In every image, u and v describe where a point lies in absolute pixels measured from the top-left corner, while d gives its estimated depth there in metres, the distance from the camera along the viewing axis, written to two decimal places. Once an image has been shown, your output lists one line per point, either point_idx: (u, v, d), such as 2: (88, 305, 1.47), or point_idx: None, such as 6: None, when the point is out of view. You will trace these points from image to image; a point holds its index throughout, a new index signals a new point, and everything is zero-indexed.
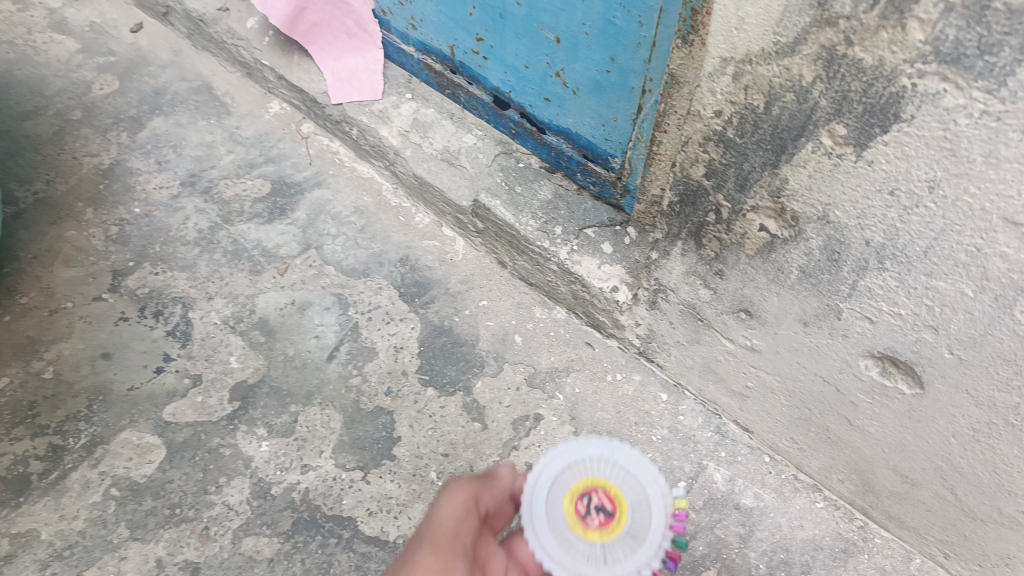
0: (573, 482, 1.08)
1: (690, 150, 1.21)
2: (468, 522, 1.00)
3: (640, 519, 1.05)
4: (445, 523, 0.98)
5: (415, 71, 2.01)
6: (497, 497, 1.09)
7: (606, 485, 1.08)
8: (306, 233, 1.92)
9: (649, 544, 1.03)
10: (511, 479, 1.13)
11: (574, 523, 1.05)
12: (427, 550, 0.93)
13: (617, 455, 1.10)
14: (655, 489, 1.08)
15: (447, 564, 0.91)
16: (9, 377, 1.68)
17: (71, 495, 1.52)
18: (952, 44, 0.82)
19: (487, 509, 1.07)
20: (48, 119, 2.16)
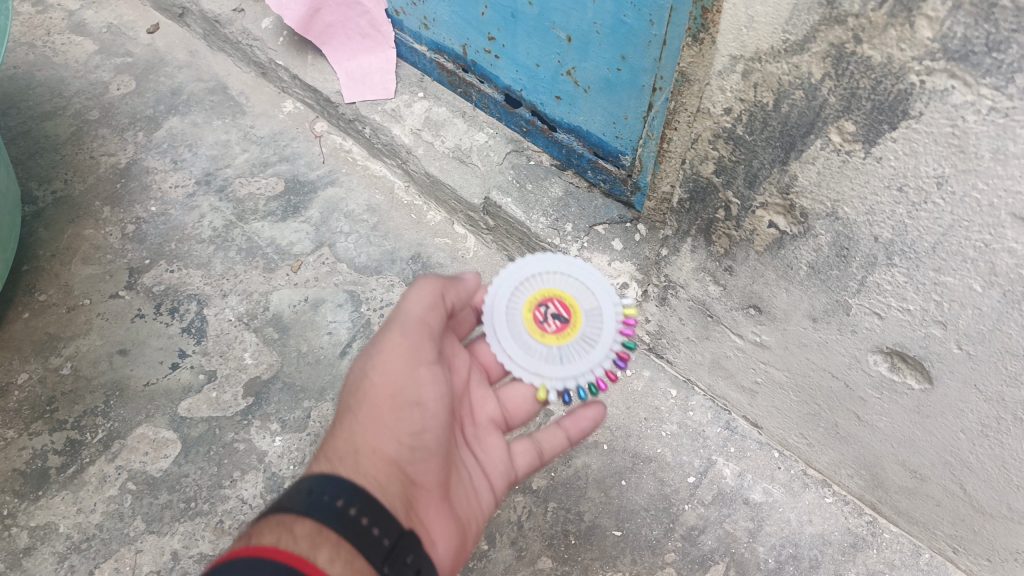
0: (532, 294, 1.32)
1: (700, 147, 1.22)
2: (436, 314, 1.17)
3: (591, 327, 1.31)
4: (415, 315, 1.15)
5: (427, 70, 2.03)
6: (461, 295, 1.24)
7: (561, 296, 1.32)
8: (319, 231, 1.95)
9: (598, 346, 1.29)
10: (473, 288, 1.27)
11: (535, 327, 1.29)
12: (397, 333, 1.13)
13: (570, 275, 1.35)
14: (603, 301, 1.33)
15: (417, 349, 1.13)
16: (28, 372, 1.71)
17: (89, 489, 1.55)
18: (960, 41, 0.83)
19: (454, 307, 1.23)
20: (66, 119, 2.19)
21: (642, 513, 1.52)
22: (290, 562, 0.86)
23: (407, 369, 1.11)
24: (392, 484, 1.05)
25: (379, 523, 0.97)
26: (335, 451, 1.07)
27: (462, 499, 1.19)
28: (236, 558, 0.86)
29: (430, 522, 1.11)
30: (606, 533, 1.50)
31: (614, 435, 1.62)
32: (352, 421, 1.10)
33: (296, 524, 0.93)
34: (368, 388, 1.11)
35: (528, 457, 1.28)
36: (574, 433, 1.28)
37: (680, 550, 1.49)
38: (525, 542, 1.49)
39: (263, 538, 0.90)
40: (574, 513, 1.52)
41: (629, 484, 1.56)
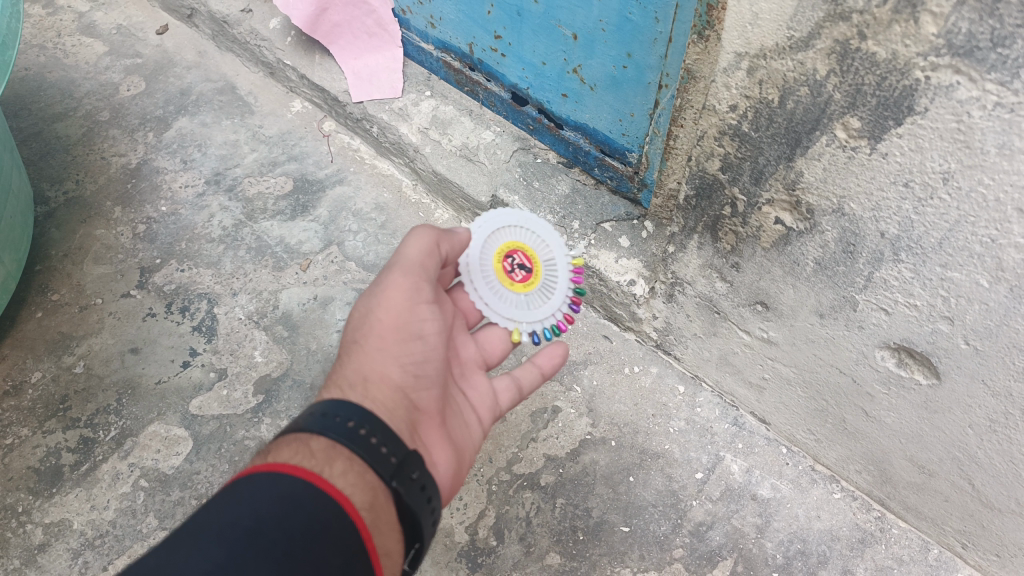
0: (499, 245, 1.35)
1: (706, 144, 1.23)
2: (438, 258, 1.19)
3: (551, 276, 1.37)
4: (418, 259, 1.16)
5: (434, 69, 2.04)
6: (457, 246, 1.25)
7: (524, 248, 1.37)
8: (328, 229, 1.96)
9: (557, 292, 1.37)
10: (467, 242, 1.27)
11: (504, 277, 1.33)
12: (400, 273, 1.15)
13: (530, 224, 1.39)
14: (559, 251, 1.39)
15: (419, 289, 1.15)
16: (42, 371, 1.73)
17: (102, 486, 1.57)
18: (965, 37, 0.83)
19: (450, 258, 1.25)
20: (77, 120, 2.21)
21: (650, 509, 1.53)
22: (305, 477, 0.91)
23: (409, 306, 1.14)
24: (395, 409, 1.07)
25: (388, 444, 1.00)
26: (341, 380, 1.09)
27: (458, 430, 1.20)
28: (256, 473, 0.92)
29: (430, 448, 1.12)
30: (615, 529, 1.51)
31: (621, 431, 1.62)
32: (356, 353, 1.12)
33: (312, 441, 0.97)
34: (372, 324, 1.13)
35: (511, 396, 1.30)
36: (548, 368, 1.31)
37: (688, 545, 1.49)
38: (534, 538, 1.50)
39: (279, 455, 0.95)
40: (583, 509, 1.53)
41: (637, 480, 1.56)
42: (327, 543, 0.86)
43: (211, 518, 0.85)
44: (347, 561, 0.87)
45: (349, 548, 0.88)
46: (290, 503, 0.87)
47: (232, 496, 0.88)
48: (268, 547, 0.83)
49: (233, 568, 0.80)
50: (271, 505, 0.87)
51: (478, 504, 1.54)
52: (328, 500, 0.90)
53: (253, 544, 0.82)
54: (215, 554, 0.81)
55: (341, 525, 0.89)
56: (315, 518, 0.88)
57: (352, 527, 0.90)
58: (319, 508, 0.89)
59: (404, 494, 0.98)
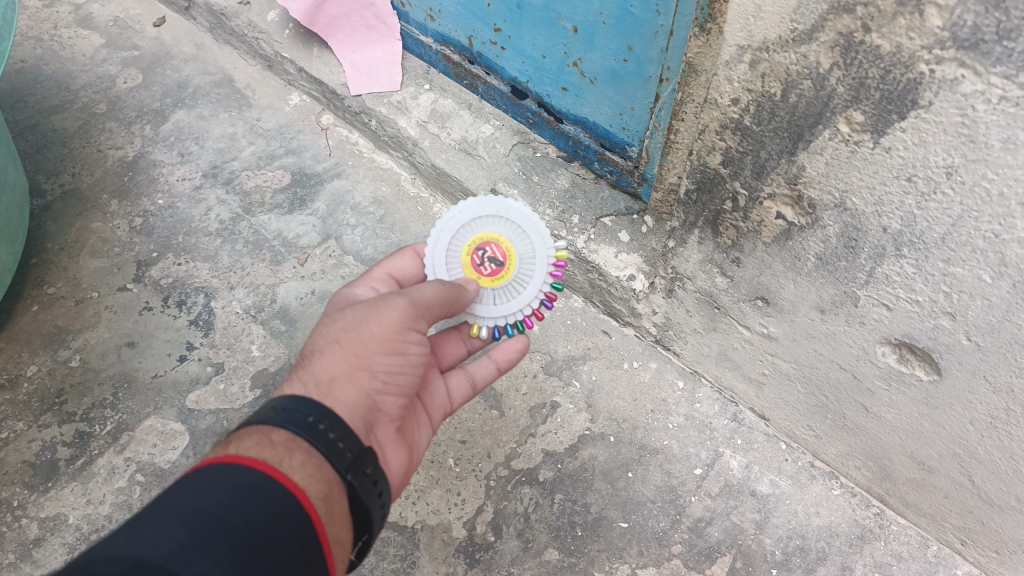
0: (470, 238, 1.33)
1: (707, 138, 1.22)
2: (440, 290, 1.15)
3: (526, 269, 1.32)
4: (424, 293, 1.11)
5: (433, 62, 2.03)
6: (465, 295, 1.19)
7: (500, 240, 1.32)
8: (326, 223, 1.95)
9: (530, 288, 1.32)
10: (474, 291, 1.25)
11: (471, 271, 1.32)
12: (406, 300, 1.09)
13: (510, 217, 1.33)
14: (540, 245, 1.32)
15: (416, 317, 1.11)
16: (37, 365, 1.72)
17: (98, 481, 1.56)
18: (970, 29, 0.82)
19: (456, 309, 1.21)
20: (73, 113, 2.20)
21: (648, 505, 1.52)
22: (263, 470, 0.90)
23: (402, 329, 1.09)
24: (360, 416, 1.06)
25: (345, 438, 0.99)
26: (312, 377, 1.05)
27: (408, 429, 1.22)
28: (215, 465, 0.90)
29: (383, 448, 1.14)
30: (613, 525, 1.50)
31: (620, 427, 1.62)
32: (335, 352, 1.07)
33: (273, 433, 0.96)
34: (360, 333, 1.08)
35: (463, 389, 1.34)
36: (504, 363, 1.32)
37: (687, 542, 1.49)
38: (532, 533, 1.50)
39: (240, 445, 0.94)
40: (581, 505, 1.53)
41: (636, 475, 1.56)
42: (285, 529, 0.87)
43: (173, 501, 0.83)
44: (303, 549, 0.88)
45: (304, 538, 0.88)
46: (250, 493, 0.87)
47: (191, 484, 0.87)
48: (230, 533, 0.82)
49: (197, 549, 0.78)
50: (231, 494, 0.86)
51: (476, 499, 1.54)
52: (287, 492, 0.89)
53: (216, 529, 0.81)
54: (179, 534, 0.79)
55: (298, 516, 0.89)
56: (272, 509, 0.87)
57: (309, 520, 0.90)
58: (278, 499, 0.88)
59: (358, 487, 0.98)
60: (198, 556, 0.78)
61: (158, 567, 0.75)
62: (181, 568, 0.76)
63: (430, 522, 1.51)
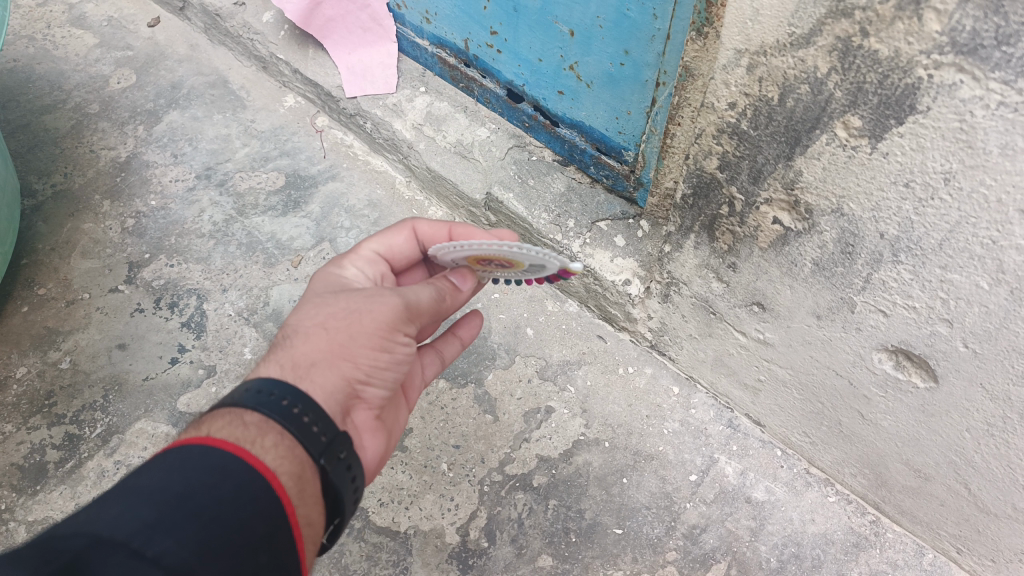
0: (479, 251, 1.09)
1: (703, 142, 1.21)
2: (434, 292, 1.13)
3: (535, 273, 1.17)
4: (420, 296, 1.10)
5: (428, 65, 2.02)
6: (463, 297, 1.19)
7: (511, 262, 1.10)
8: (320, 225, 1.94)
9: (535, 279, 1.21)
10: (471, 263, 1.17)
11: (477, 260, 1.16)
12: (400, 299, 1.08)
13: (507, 256, 1.05)
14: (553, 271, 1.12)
15: (407, 317, 1.09)
16: (27, 366, 1.70)
17: (87, 484, 1.54)
18: (969, 35, 0.82)
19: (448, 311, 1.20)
20: (65, 112, 2.18)
21: (643, 511, 1.51)
22: (235, 451, 0.88)
23: (390, 326, 1.07)
24: (337, 403, 1.05)
25: (321, 422, 0.98)
26: (294, 358, 1.03)
27: (387, 415, 1.21)
28: (185, 445, 0.88)
29: (360, 434, 1.13)
30: (607, 531, 1.49)
31: (615, 432, 1.61)
32: (320, 337, 1.05)
33: (246, 414, 0.95)
34: (351, 323, 1.06)
35: (435, 367, 1.34)
36: (468, 337, 1.37)
37: (681, 548, 1.47)
38: (526, 540, 1.48)
39: (212, 426, 0.93)
40: (575, 511, 1.51)
41: (630, 481, 1.55)
42: (254, 512, 0.85)
43: (142, 479, 0.82)
44: (272, 532, 0.86)
45: (275, 520, 0.87)
46: (220, 474, 0.85)
47: (160, 463, 0.85)
48: (198, 512, 0.81)
49: (163, 527, 0.77)
50: (202, 475, 0.84)
51: (470, 505, 1.52)
52: (258, 474, 0.88)
53: (183, 508, 0.80)
54: (146, 513, 0.78)
55: (269, 498, 0.87)
56: (243, 489, 0.86)
57: (279, 502, 0.88)
58: (248, 480, 0.87)
59: (330, 472, 0.97)
60: (162, 535, 0.77)
61: (120, 545, 0.74)
62: (145, 546, 0.75)
63: (423, 528, 1.50)
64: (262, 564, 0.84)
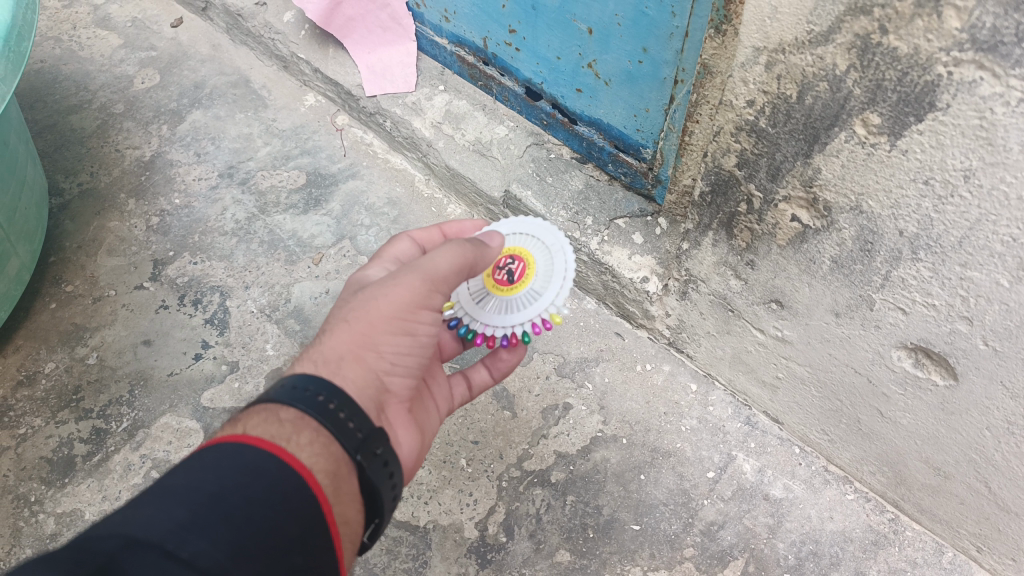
0: (518, 247, 1.36)
1: (722, 140, 1.21)
2: (455, 254, 1.11)
3: (523, 300, 1.32)
4: (439, 264, 1.09)
5: (448, 63, 2.03)
6: (486, 259, 1.18)
7: (530, 266, 1.34)
8: (340, 223, 1.96)
9: (512, 315, 1.31)
10: (498, 252, 1.22)
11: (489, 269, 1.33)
12: (418, 276, 1.08)
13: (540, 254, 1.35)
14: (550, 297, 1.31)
15: (429, 292, 1.09)
16: (55, 362, 1.74)
17: (113, 477, 1.57)
18: (989, 31, 0.82)
19: (475, 272, 1.18)
20: (91, 112, 2.22)
21: (661, 508, 1.52)
22: (269, 449, 0.90)
23: (411, 305, 1.08)
24: (368, 394, 1.07)
25: (355, 418, 1.00)
26: (322, 355, 1.06)
27: (418, 408, 1.22)
28: (222, 444, 0.90)
29: (395, 428, 1.15)
30: (625, 527, 1.50)
31: (633, 429, 1.61)
32: (343, 331, 1.07)
33: (281, 411, 0.97)
34: (371, 310, 1.07)
35: (462, 389, 1.35)
36: (499, 371, 1.36)
37: (699, 545, 1.48)
38: (544, 535, 1.49)
39: (248, 423, 0.95)
40: (593, 507, 1.52)
41: (648, 478, 1.55)
42: (287, 511, 0.87)
43: (177, 479, 0.84)
44: (305, 531, 0.88)
45: (308, 520, 0.88)
46: (254, 473, 0.87)
47: (196, 462, 0.87)
48: (230, 514, 0.82)
49: (197, 528, 0.79)
50: (237, 475, 0.86)
51: (488, 500, 1.54)
52: (292, 473, 0.89)
53: (216, 509, 0.82)
54: (179, 514, 0.80)
55: (302, 497, 0.89)
56: (276, 488, 0.87)
57: (313, 500, 0.90)
58: (283, 479, 0.88)
59: (367, 467, 0.99)
60: (197, 536, 0.79)
61: (154, 545, 0.76)
62: (179, 548, 0.77)
63: (442, 522, 1.51)
64: (297, 565, 0.86)
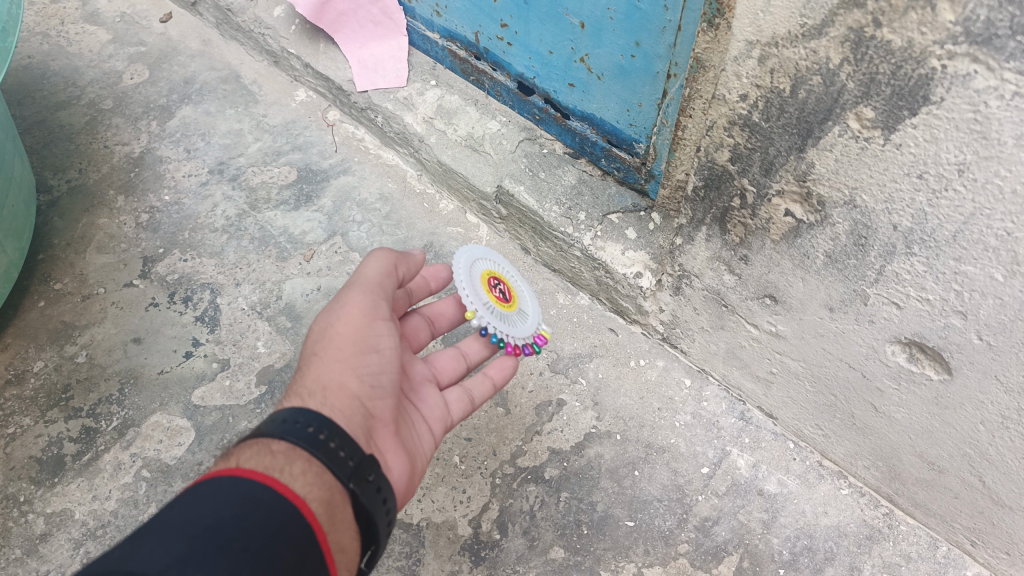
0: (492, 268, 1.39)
1: (715, 134, 1.20)
2: (383, 261, 1.21)
3: (520, 316, 1.39)
4: (370, 272, 1.19)
5: (439, 58, 2.02)
6: (412, 267, 1.29)
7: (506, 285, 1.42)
8: (332, 219, 1.95)
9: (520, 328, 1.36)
10: (421, 262, 1.32)
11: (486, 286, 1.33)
12: (358, 290, 1.17)
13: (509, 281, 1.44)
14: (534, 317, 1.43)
15: (374, 301, 1.17)
16: (44, 361, 1.72)
17: (104, 476, 1.55)
18: (983, 24, 0.81)
19: (404, 274, 1.28)
20: (80, 108, 2.20)
21: (655, 504, 1.51)
22: (262, 481, 0.90)
23: (365, 317, 1.15)
24: (354, 416, 1.07)
25: (346, 447, 1.00)
26: (304, 388, 1.09)
27: (407, 434, 1.20)
28: (216, 479, 0.90)
29: (386, 453, 1.12)
30: (619, 523, 1.49)
31: (627, 425, 1.61)
32: (316, 362, 1.12)
33: (273, 444, 0.97)
34: (330, 335, 1.14)
35: (462, 406, 1.31)
36: (499, 380, 1.33)
37: (693, 541, 1.47)
38: (538, 532, 1.49)
39: (240, 456, 0.95)
40: (587, 503, 1.52)
41: (642, 474, 1.55)
42: (284, 539, 0.86)
43: (173, 513, 0.84)
44: (303, 559, 0.87)
45: (306, 547, 0.88)
46: (250, 504, 0.87)
47: (192, 496, 0.87)
48: (229, 544, 0.82)
49: (195, 561, 0.79)
50: (233, 505, 0.86)
51: (482, 497, 1.53)
52: (287, 502, 0.89)
53: (213, 540, 0.81)
54: (177, 548, 0.79)
55: (299, 525, 0.89)
56: (274, 517, 0.87)
57: (308, 526, 0.89)
58: (278, 508, 0.88)
59: (360, 494, 0.98)
60: (196, 569, 0.78)
61: None
62: None
63: (435, 520, 1.50)
64: None
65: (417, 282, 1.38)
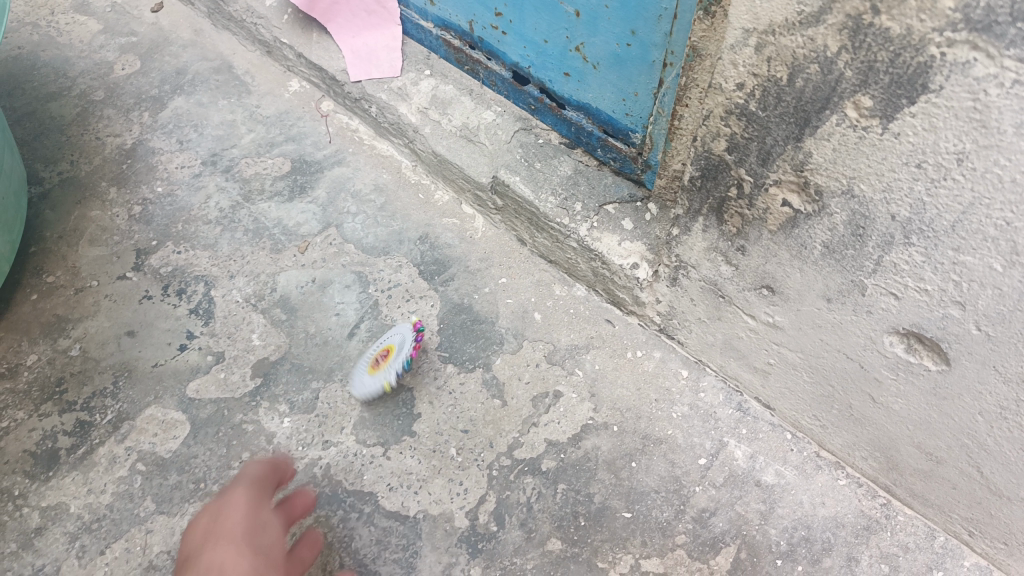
0: None
1: (711, 124, 1.19)
2: (260, 463, 1.19)
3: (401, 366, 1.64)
4: (251, 471, 1.17)
5: (434, 47, 2.00)
6: (264, 466, 1.20)
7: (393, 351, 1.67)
8: (326, 211, 1.93)
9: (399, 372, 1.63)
10: (272, 462, 1.21)
11: None
12: (243, 484, 1.11)
13: None
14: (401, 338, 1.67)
15: (258, 494, 1.09)
16: (37, 354, 1.71)
17: (98, 470, 1.54)
18: (984, 11, 0.80)
19: (283, 476, 1.22)
20: (71, 100, 2.18)
21: (652, 495, 1.51)
22: None
23: (252, 503, 1.05)
24: None
25: None
26: None
27: None
28: None
29: None
30: (616, 515, 1.49)
31: (623, 416, 1.60)
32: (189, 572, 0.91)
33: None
34: (214, 530, 0.99)
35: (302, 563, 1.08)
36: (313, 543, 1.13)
37: (690, 532, 1.47)
38: (535, 523, 1.48)
39: None
40: (584, 495, 1.51)
41: (639, 465, 1.54)
42: None
43: None
44: None
45: None
46: None
47: None
48: None
49: None
50: None
51: (479, 489, 1.52)
52: None
53: None
54: None
55: None
56: None
57: None
58: None
59: None
60: None
61: None
62: None
63: (432, 512, 1.49)
64: None
65: (258, 470, 1.18)
